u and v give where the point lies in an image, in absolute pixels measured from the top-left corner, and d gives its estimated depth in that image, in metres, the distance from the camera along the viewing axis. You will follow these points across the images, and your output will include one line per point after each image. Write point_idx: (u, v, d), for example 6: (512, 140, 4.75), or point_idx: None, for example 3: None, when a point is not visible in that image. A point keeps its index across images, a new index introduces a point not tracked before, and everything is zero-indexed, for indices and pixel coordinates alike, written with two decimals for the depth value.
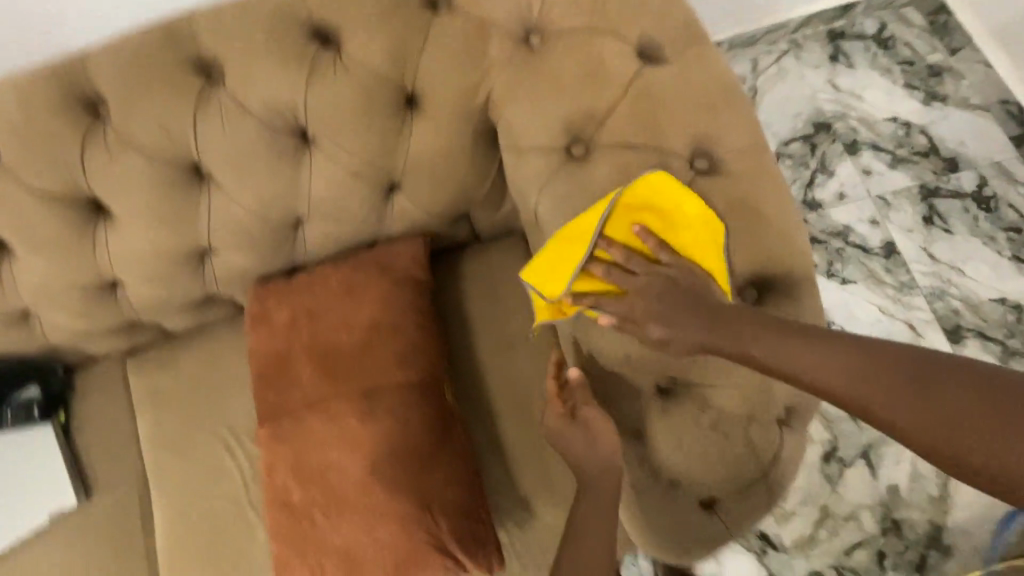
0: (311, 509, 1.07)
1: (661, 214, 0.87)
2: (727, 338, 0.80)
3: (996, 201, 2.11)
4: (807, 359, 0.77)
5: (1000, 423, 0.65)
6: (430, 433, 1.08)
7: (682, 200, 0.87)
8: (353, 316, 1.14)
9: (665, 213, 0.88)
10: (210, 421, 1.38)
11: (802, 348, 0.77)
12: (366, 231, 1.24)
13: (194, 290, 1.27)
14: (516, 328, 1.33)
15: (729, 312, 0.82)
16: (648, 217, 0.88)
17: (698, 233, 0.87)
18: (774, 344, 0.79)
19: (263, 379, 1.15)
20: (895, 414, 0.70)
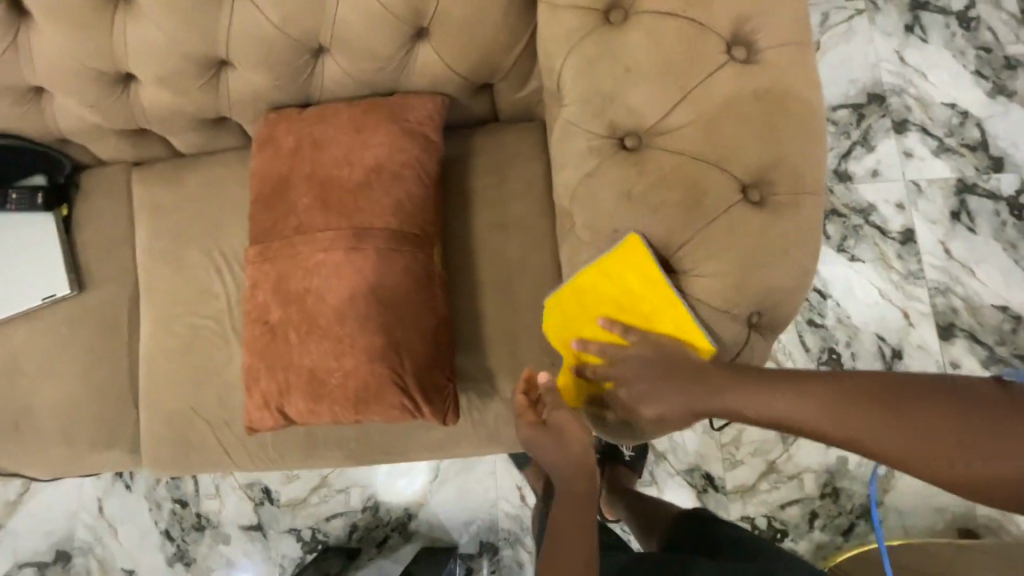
0: (287, 328, 1.11)
1: (614, 287, 0.93)
2: (706, 399, 0.87)
3: None
4: (780, 406, 0.80)
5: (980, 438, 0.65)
6: (411, 283, 1.10)
7: (623, 280, 0.92)
8: (357, 155, 1.13)
9: (623, 296, 0.93)
10: (205, 242, 1.41)
11: (775, 395, 0.81)
12: (385, 77, 1.21)
13: (206, 104, 1.27)
14: (516, 213, 1.33)
15: (705, 371, 0.87)
16: (610, 307, 0.94)
17: (648, 294, 0.90)
18: (750, 395, 0.83)
19: (260, 200, 1.16)
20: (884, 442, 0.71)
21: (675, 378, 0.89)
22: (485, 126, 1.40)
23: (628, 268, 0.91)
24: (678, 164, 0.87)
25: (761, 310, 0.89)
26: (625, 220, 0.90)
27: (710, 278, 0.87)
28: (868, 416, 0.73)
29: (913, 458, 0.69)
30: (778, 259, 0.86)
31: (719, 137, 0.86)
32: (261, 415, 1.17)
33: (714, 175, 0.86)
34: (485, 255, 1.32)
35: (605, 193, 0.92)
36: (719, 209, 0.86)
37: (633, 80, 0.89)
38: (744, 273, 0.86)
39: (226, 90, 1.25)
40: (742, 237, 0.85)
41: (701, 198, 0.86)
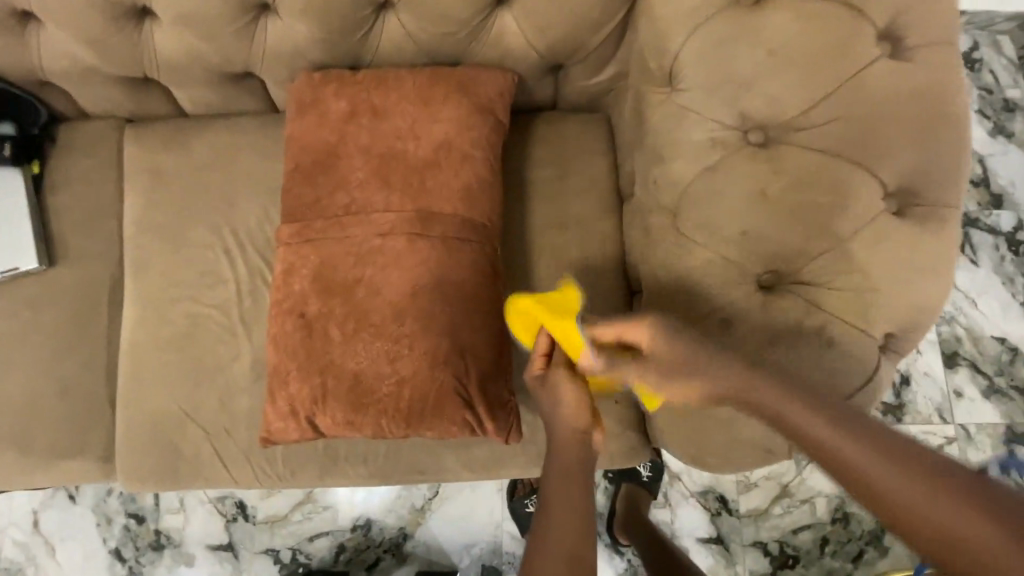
0: (328, 323, 0.94)
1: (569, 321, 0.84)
2: (743, 389, 0.72)
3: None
4: (826, 429, 0.65)
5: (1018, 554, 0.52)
6: (478, 279, 0.96)
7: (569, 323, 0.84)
8: (423, 128, 0.98)
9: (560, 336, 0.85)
10: (212, 218, 1.20)
11: (820, 417, 0.66)
12: (453, 45, 1.07)
13: (233, 55, 1.08)
14: (577, 210, 1.21)
15: (759, 374, 0.73)
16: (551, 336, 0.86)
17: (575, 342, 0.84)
18: (796, 407, 0.68)
19: (301, 172, 0.99)
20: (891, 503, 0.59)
21: (732, 361, 0.73)
22: (544, 113, 1.27)
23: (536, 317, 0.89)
24: (819, 165, 0.78)
25: (892, 331, 0.81)
26: (754, 219, 0.81)
27: (845, 291, 0.79)
28: (952, 499, 0.56)
29: (915, 526, 0.57)
30: (921, 275, 0.78)
31: (869, 137, 0.77)
32: (284, 426, 0.98)
33: (860, 178, 0.77)
34: (542, 253, 1.18)
35: (731, 190, 0.82)
36: (860, 218, 0.78)
37: (776, 66, 0.79)
38: (883, 289, 0.78)
39: (260, 40, 1.06)
40: (883, 251, 0.78)
41: (844, 204, 0.78)
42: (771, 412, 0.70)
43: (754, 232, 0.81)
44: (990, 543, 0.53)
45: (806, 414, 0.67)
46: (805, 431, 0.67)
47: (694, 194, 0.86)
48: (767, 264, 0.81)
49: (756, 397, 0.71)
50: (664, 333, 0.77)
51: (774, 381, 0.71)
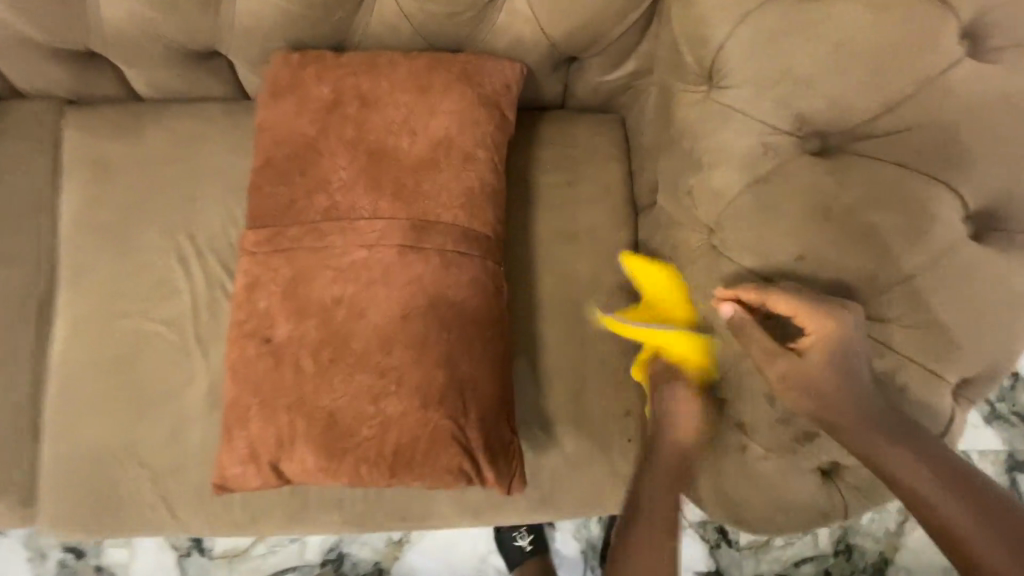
0: (300, 350, 0.78)
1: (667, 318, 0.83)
2: (849, 426, 0.68)
3: None
4: (925, 477, 0.66)
5: None
6: (480, 301, 0.81)
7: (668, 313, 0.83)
8: (419, 121, 0.83)
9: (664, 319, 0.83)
10: (165, 218, 1.03)
11: (925, 467, 0.66)
12: (455, 28, 0.93)
13: (194, 28, 0.92)
14: (587, 221, 1.07)
15: (868, 414, 0.68)
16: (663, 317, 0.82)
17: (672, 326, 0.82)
18: (902, 452, 0.67)
19: (273, 168, 0.83)
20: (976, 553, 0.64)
21: (836, 395, 0.69)
22: (551, 112, 1.14)
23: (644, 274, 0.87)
24: (893, 179, 0.67)
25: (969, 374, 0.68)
26: (811, 244, 0.69)
27: (921, 327, 0.67)
28: None
29: None
30: (1009, 312, 0.67)
31: (953, 149, 0.66)
32: (243, 472, 0.81)
33: (938, 197, 0.66)
34: (549, 269, 1.05)
35: (786, 205, 0.71)
36: (942, 242, 0.66)
37: (845, 62, 0.67)
38: (966, 328, 0.66)
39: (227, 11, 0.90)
40: (968, 284, 0.66)
41: (926, 225, 0.66)
42: (866, 453, 0.68)
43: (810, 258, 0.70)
44: None
45: (911, 458, 0.67)
46: (899, 477, 0.67)
47: (740, 210, 0.74)
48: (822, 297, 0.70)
49: (857, 442, 0.68)
50: (830, 351, 0.68)
51: (882, 425, 0.67)
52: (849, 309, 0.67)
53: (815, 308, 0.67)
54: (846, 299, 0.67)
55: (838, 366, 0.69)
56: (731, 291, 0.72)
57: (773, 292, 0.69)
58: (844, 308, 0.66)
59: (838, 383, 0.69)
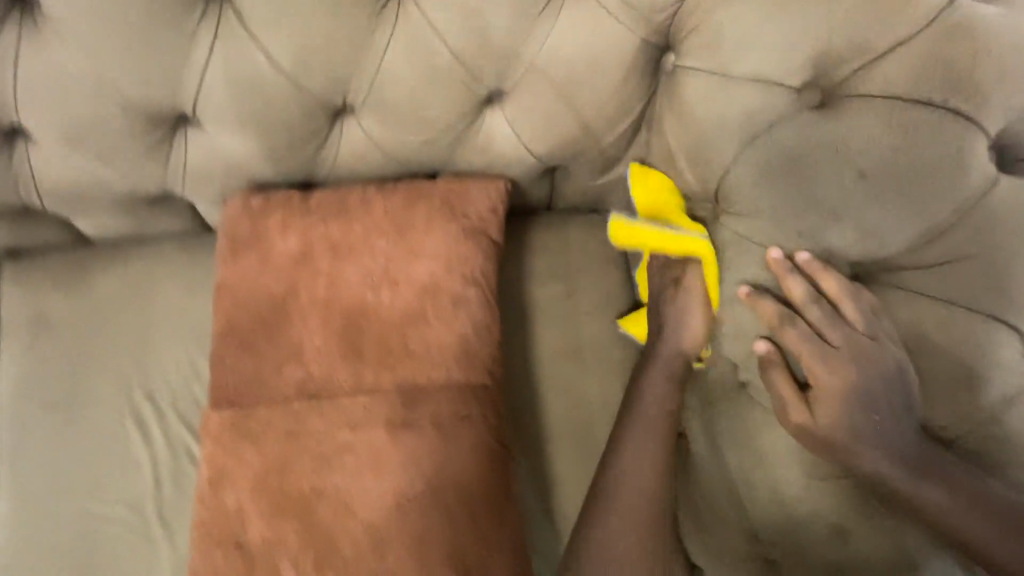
0: (278, 559, 0.66)
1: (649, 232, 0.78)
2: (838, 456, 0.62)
3: None
4: (920, 486, 0.59)
5: None
6: (483, 470, 0.70)
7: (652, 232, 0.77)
8: (400, 269, 0.74)
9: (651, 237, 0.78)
10: (120, 378, 0.92)
11: (918, 477, 0.59)
12: (432, 154, 0.85)
13: (143, 178, 0.83)
14: (590, 335, 0.98)
15: (851, 448, 0.61)
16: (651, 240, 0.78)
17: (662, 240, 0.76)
18: (878, 456, 0.60)
19: (238, 338, 0.73)
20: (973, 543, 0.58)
21: (830, 439, 0.61)
22: (539, 216, 1.06)
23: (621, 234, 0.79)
24: (942, 324, 0.60)
25: None
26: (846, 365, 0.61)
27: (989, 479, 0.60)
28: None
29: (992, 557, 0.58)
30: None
31: (1010, 282, 0.58)
32: None
33: (1004, 337, 0.58)
34: (553, 396, 0.94)
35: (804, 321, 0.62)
36: (1005, 392, 0.58)
37: (870, 193, 0.61)
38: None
39: (179, 159, 0.81)
40: None
41: (988, 373, 0.58)
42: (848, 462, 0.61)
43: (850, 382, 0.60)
44: None
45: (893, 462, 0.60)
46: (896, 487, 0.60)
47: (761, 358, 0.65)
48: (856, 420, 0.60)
49: (1005, 561, 0.58)
50: (847, 403, 0.61)
51: (1021, 534, 0.58)
52: (882, 361, 0.59)
53: (836, 356, 0.61)
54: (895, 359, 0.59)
55: (889, 452, 0.60)
56: (778, 269, 0.64)
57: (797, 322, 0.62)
58: (875, 355, 0.60)
59: (957, 485, 0.59)
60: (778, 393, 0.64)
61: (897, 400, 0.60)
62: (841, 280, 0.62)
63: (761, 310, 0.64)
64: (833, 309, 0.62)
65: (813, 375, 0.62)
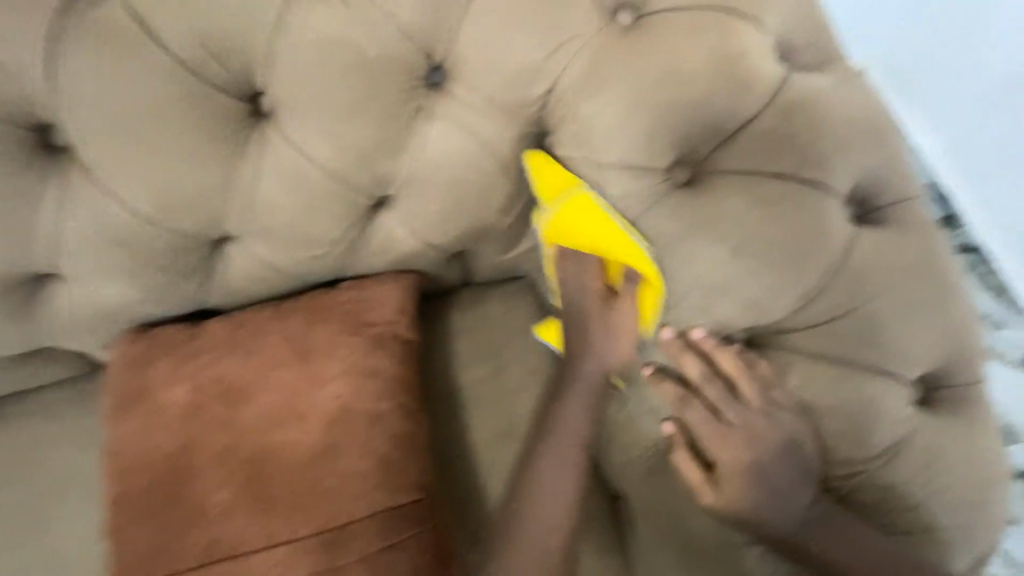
0: None
1: (567, 216, 0.71)
2: (751, 530, 0.63)
3: None
4: (829, 549, 0.61)
5: None
6: None
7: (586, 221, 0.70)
8: (304, 399, 0.71)
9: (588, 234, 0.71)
10: (15, 555, 0.82)
11: (828, 542, 0.61)
12: (329, 264, 0.83)
13: (10, 338, 0.76)
14: (524, 411, 0.97)
15: (759, 523, 0.62)
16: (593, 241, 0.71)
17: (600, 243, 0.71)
18: (787, 527, 0.62)
19: (135, 506, 0.67)
20: None
21: (740, 515, 0.63)
22: (456, 295, 1.05)
23: (562, 223, 0.72)
24: (829, 380, 0.63)
25: (951, 532, 0.63)
26: (745, 447, 0.62)
27: (904, 519, 0.63)
28: None
29: None
30: (972, 475, 0.63)
31: (877, 331, 0.63)
32: None
33: (879, 384, 0.62)
34: (495, 483, 0.92)
35: (708, 397, 0.64)
36: (896, 435, 0.62)
37: (745, 267, 0.63)
38: (934, 519, 0.63)
39: (49, 313, 0.76)
40: (937, 466, 0.63)
41: (875, 422, 0.62)
42: (760, 534, 0.63)
43: (753, 460, 0.62)
44: None
45: (800, 528, 0.62)
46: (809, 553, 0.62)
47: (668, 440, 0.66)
48: (765, 495, 0.62)
49: None
50: (750, 482, 0.62)
51: None
52: (772, 437, 0.62)
53: (732, 435, 0.63)
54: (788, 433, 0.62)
55: (796, 518, 0.62)
56: (676, 351, 0.65)
57: (694, 406, 0.64)
58: (765, 433, 0.62)
59: (863, 542, 0.61)
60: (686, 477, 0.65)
61: (795, 472, 0.62)
62: (736, 359, 0.64)
63: (664, 390, 0.66)
64: (729, 387, 0.64)
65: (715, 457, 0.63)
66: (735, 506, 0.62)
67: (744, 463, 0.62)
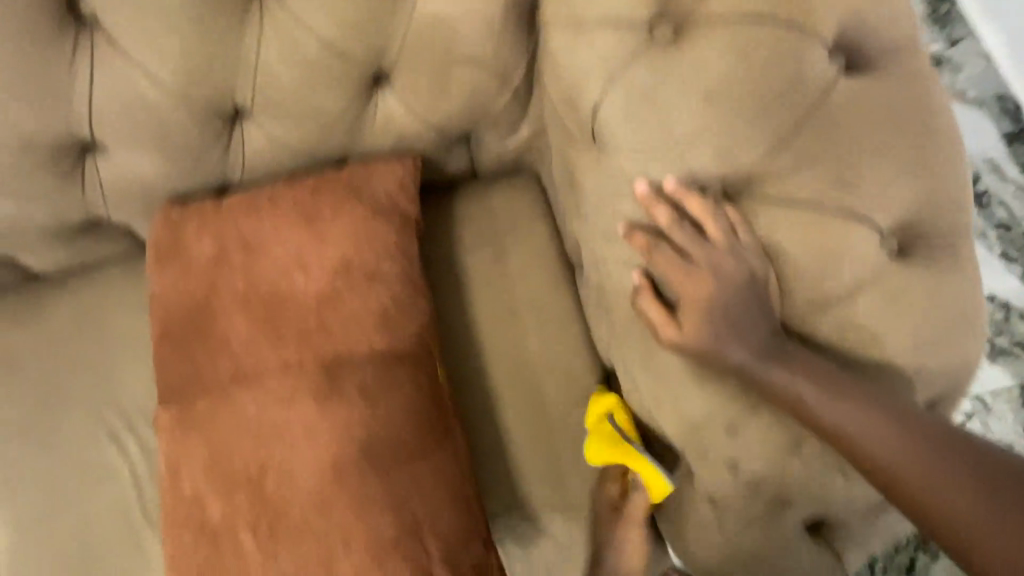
0: (237, 530, 0.73)
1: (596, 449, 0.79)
2: (711, 366, 0.67)
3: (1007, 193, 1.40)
4: (797, 383, 0.64)
5: (938, 454, 0.63)
6: (417, 425, 0.76)
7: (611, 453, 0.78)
8: (311, 253, 0.79)
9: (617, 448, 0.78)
10: (89, 396, 0.97)
11: (796, 376, 0.64)
12: (336, 142, 0.89)
13: (66, 205, 0.87)
14: (524, 292, 1.03)
15: (718, 357, 0.66)
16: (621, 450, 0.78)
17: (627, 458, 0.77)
18: (754, 361, 0.65)
19: (172, 341, 0.78)
20: (865, 441, 0.63)
21: (702, 349, 0.66)
22: (464, 186, 1.10)
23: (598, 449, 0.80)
24: (795, 222, 0.64)
25: (912, 374, 0.66)
26: (709, 283, 0.65)
27: (861, 360, 0.66)
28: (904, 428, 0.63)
29: (887, 456, 0.63)
30: (936, 318, 0.65)
31: (851, 175, 0.63)
32: None
33: (845, 226, 0.63)
34: (496, 354, 1.00)
35: (675, 241, 0.67)
36: (857, 276, 0.64)
37: (717, 114, 0.64)
38: (893, 360, 0.65)
39: (96, 183, 0.86)
40: (900, 307, 0.64)
41: (838, 261, 0.64)
42: (718, 369, 0.67)
43: (715, 292, 0.65)
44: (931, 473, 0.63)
45: (760, 361, 0.65)
46: (776, 389, 0.64)
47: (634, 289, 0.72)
48: (726, 329, 0.65)
49: (893, 458, 0.63)
50: (710, 318, 0.66)
51: (898, 422, 0.63)
52: (734, 272, 0.65)
53: (697, 266, 0.66)
54: (749, 269, 0.65)
55: (756, 351, 0.65)
56: (644, 196, 0.68)
57: (661, 250, 0.68)
58: (729, 267, 0.65)
59: (823, 375, 0.64)
60: (650, 318, 0.69)
61: (754, 307, 0.65)
62: (702, 201, 0.66)
63: (634, 238, 0.69)
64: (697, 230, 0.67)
65: (682, 291, 0.67)
66: (693, 342, 0.66)
67: (707, 300, 0.66)
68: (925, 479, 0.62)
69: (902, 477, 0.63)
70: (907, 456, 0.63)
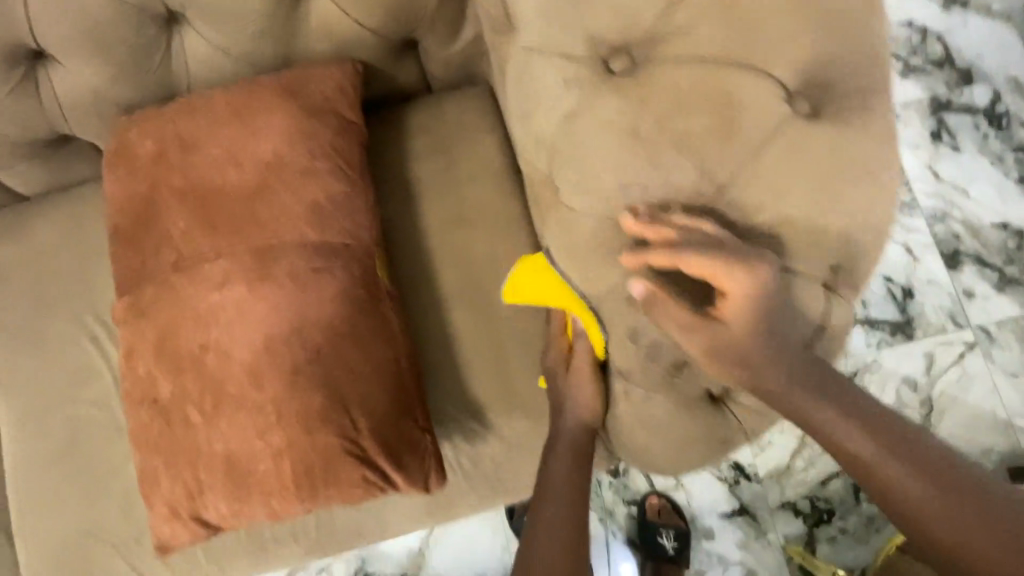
0: (183, 405, 0.79)
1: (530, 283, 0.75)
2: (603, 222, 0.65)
3: (1010, 119, 1.55)
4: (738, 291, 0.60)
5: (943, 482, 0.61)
6: (346, 310, 0.80)
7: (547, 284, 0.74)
8: (243, 150, 0.82)
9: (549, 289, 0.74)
10: (72, 305, 1.05)
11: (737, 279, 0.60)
12: (273, 46, 0.91)
13: (28, 118, 0.92)
14: (474, 200, 1.04)
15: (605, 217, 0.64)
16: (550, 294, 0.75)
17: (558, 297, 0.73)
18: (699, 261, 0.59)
19: (121, 236, 0.83)
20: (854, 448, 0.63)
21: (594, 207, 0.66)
22: (417, 99, 1.10)
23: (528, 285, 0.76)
24: (694, 77, 0.62)
25: (828, 235, 0.61)
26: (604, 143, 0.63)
27: (770, 224, 0.62)
28: (897, 446, 0.62)
29: (883, 474, 0.62)
30: (853, 178, 0.61)
31: (754, 28, 0.61)
32: (172, 530, 0.83)
33: (747, 80, 0.61)
34: (444, 260, 1.02)
35: (575, 107, 0.66)
36: (766, 127, 0.61)
37: None
38: (802, 223, 0.61)
39: (51, 94, 0.90)
40: (811, 163, 0.61)
41: (741, 114, 0.61)
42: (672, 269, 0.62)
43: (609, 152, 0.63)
44: (930, 499, 0.60)
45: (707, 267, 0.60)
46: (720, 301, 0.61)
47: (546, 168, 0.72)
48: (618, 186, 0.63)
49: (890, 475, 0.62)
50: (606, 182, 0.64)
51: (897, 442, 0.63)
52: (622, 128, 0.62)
53: (732, 263, 0.58)
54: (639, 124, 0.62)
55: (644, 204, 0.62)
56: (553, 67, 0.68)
57: (682, 257, 0.59)
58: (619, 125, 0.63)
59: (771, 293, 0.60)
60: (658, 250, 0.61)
61: (651, 163, 0.62)
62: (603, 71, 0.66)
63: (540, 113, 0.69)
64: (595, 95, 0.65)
65: (720, 288, 0.61)
66: (594, 211, 0.66)
67: (603, 161, 0.64)
68: (922, 506, 0.60)
69: (898, 497, 0.62)
70: (904, 477, 0.61)
